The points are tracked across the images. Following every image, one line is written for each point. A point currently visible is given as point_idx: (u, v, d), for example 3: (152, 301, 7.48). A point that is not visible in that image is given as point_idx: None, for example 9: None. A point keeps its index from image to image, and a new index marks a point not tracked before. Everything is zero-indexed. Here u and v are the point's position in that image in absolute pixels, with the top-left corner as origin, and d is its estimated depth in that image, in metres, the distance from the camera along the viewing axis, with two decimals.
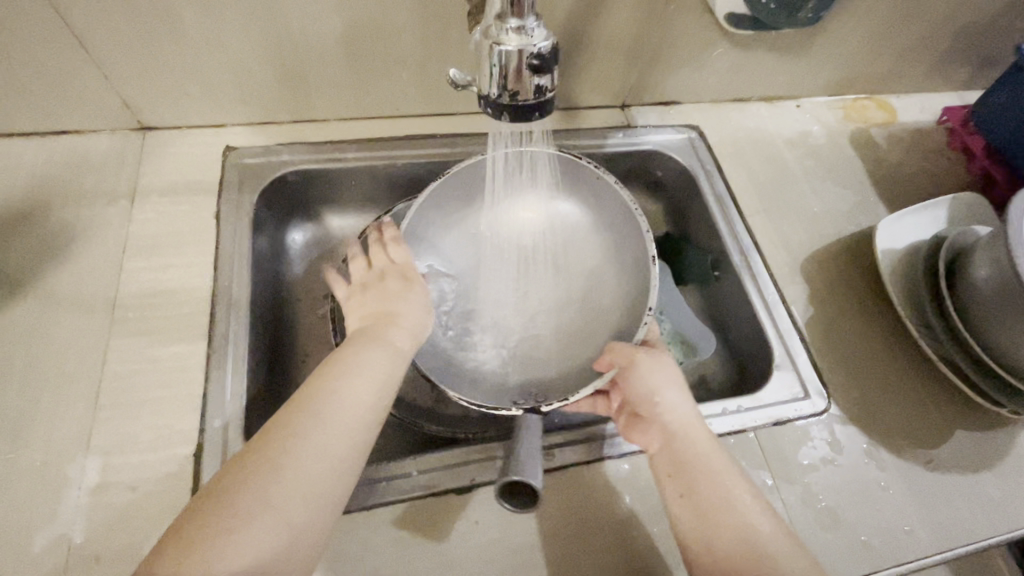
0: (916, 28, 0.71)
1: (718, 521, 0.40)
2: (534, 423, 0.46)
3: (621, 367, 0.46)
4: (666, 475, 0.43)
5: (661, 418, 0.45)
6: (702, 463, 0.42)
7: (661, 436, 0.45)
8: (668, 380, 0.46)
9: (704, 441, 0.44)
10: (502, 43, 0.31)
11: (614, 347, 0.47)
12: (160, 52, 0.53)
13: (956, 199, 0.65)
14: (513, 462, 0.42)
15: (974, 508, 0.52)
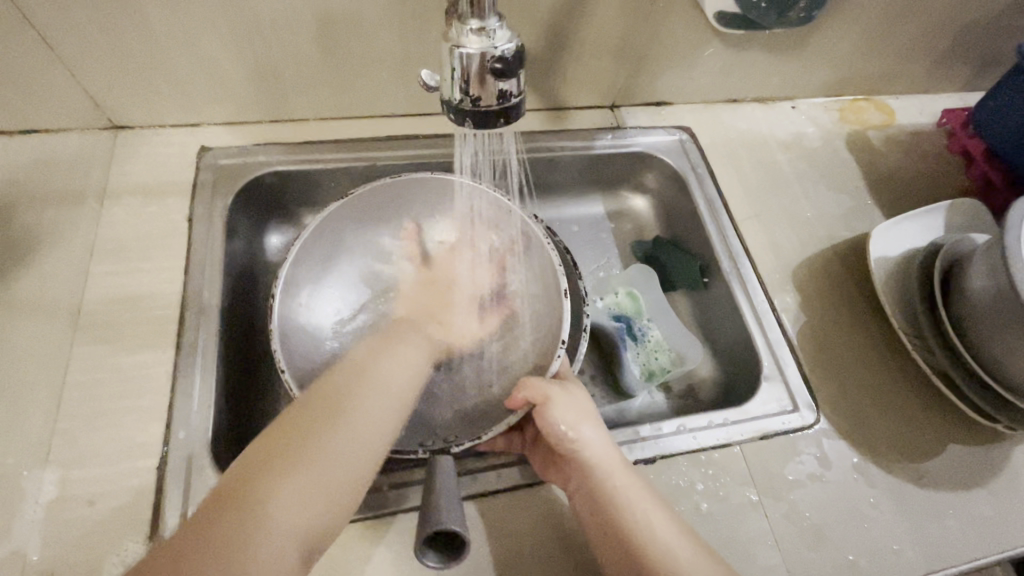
0: (914, 28, 0.69)
1: (647, 558, 0.39)
2: (443, 464, 0.42)
3: (536, 404, 0.43)
4: (588, 513, 0.42)
5: (578, 454, 0.43)
6: (623, 498, 0.41)
7: (580, 473, 0.43)
8: (583, 415, 0.44)
9: (621, 473, 0.42)
10: (462, 45, 0.30)
11: (527, 383, 0.44)
12: (129, 50, 0.51)
13: (954, 206, 0.63)
14: (434, 509, 0.37)
15: (965, 526, 0.50)
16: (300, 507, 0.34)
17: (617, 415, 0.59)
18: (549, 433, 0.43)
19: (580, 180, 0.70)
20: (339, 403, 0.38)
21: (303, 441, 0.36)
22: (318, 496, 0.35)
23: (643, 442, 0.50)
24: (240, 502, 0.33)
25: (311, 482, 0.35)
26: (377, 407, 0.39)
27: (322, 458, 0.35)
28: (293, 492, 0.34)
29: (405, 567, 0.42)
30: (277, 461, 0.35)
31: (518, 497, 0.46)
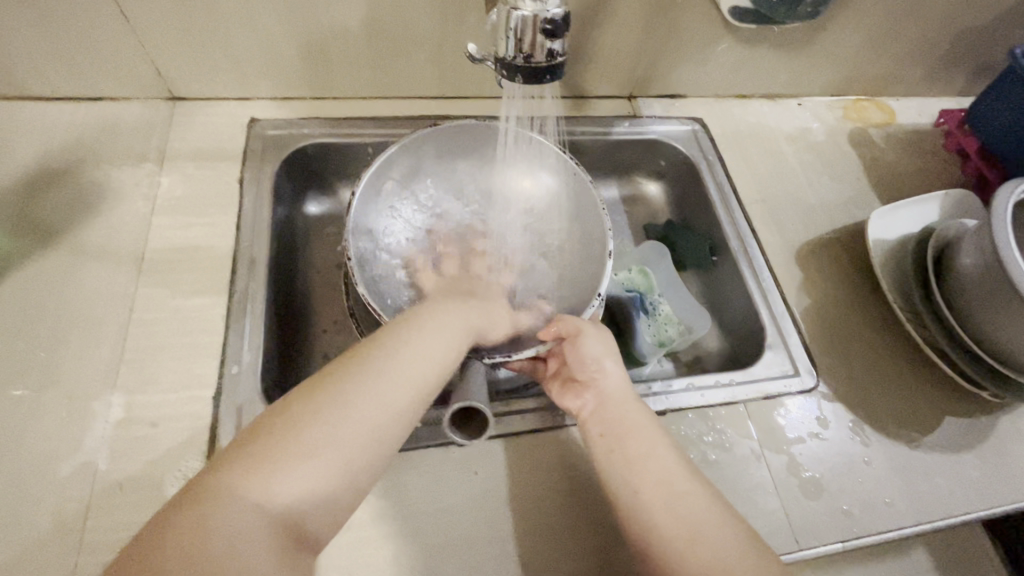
0: (914, 31, 0.74)
1: (642, 469, 0.43)
2: (477, 364, 0.50)
3: (567, 335, 0.51)
4: (598, 434, 0.46)
5: (596, 382, 0.48)
6: (631, 423, 0.46)
7: (594, 400, 0.48)
8: (607, 351, 0.50)
9: (633, 405, 0.47)
10: (519, 8, 0.35)
11: (563, 318, 0.52)
12: (194, 25, 0.56)
13: (948, 195, 0.67)
14: (465, 390, 0.46)
15: (953, 485, 0.54)
16: (295, 499, 0.33)
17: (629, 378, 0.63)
18: (576, 362, 0.50)
19: (598, 164, 0.75)
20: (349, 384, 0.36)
21: (298, 429, 0.34)
22: (313, 488, 0.33)
23: (656, 397, 0.54)
24: (228, 492, 0.31)
25: (300, 478, 0.33)
26: (382, 400, 0.37)
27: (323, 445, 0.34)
28: (287, 481, 0.33)
29: (435, 495, 0.46)
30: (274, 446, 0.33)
31: (539, 439, 0.50)
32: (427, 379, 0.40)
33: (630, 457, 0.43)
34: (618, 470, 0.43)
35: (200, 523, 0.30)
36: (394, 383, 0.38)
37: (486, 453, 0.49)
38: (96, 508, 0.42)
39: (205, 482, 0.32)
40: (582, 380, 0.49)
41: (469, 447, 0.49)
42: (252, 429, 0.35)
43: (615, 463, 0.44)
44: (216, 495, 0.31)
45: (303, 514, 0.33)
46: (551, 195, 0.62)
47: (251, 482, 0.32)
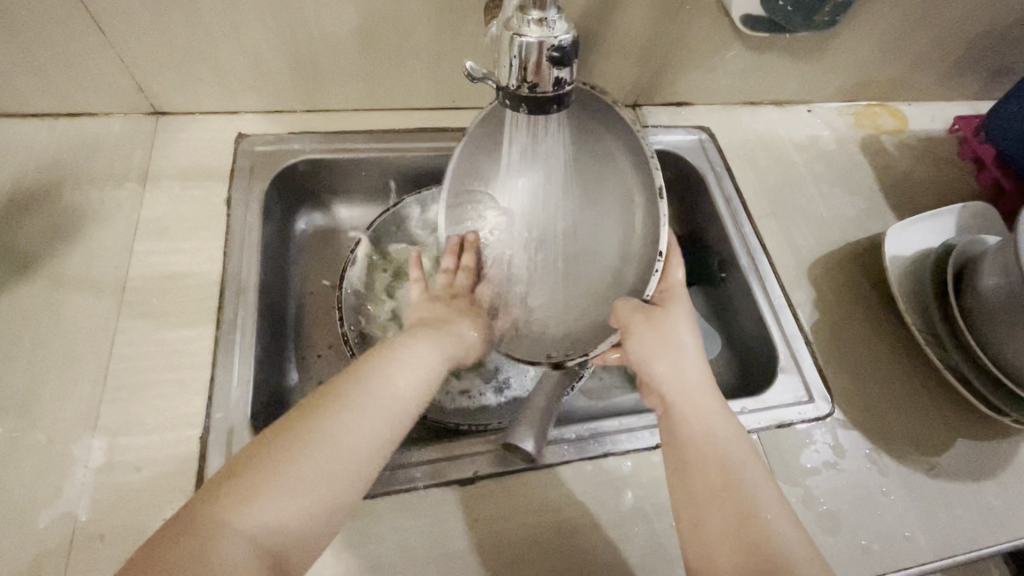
0: (931, 35, 0.71)
1: (699, 493, 0.41)
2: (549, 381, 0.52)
3: (624, 332, 0.48)
4: (662, 441, 0.45)
5: (662, 388, 0.45)
6: (693, 432, 0.43)
7: (660, 402, 0.46)
8: (665, 348, 0.46)
9: (699, 410, 0.44)
10: (524, 34, 0.32)
11: (617, 311, 0.49)
12: (176, 39, 0.53)
13: (965, 208, 0.65)
14: (519, 422, 0.47)
15: (974, 516, 0.52)
16: (277, 523, 0.32)
17: (636, 403, 0.61)
18: (636, 362, 0.47)
19: None
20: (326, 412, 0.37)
21: (278, 455, 0.34)
22: (299, 512, 0.33)
23: None
24: (208, 520, 0.32)
25: (271, 505, 0.33)
26: (352, 426, 0.37)
27: (301, 476, 0.34)
28: (270, 504, 0.32)
29: (436, 540, 0.44)
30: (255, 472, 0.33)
31: (545, 476, 0.48)
32: (401, 405, 0.40)
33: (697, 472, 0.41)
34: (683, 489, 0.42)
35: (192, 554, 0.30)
36: (368, 419, 0.38)
37: (488, 493, 0.47)
38: (74, 563, 0.39)
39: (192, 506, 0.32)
40: (648, 381, 0.47)
41: (472, 485, 0.47)
42: (236, 460, 0.35)
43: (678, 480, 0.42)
44: (198, 523, 0.31)
45: (285, 543, 0.33)
46: (556, 196, 0.56)
47: (226, 510, 0.32)
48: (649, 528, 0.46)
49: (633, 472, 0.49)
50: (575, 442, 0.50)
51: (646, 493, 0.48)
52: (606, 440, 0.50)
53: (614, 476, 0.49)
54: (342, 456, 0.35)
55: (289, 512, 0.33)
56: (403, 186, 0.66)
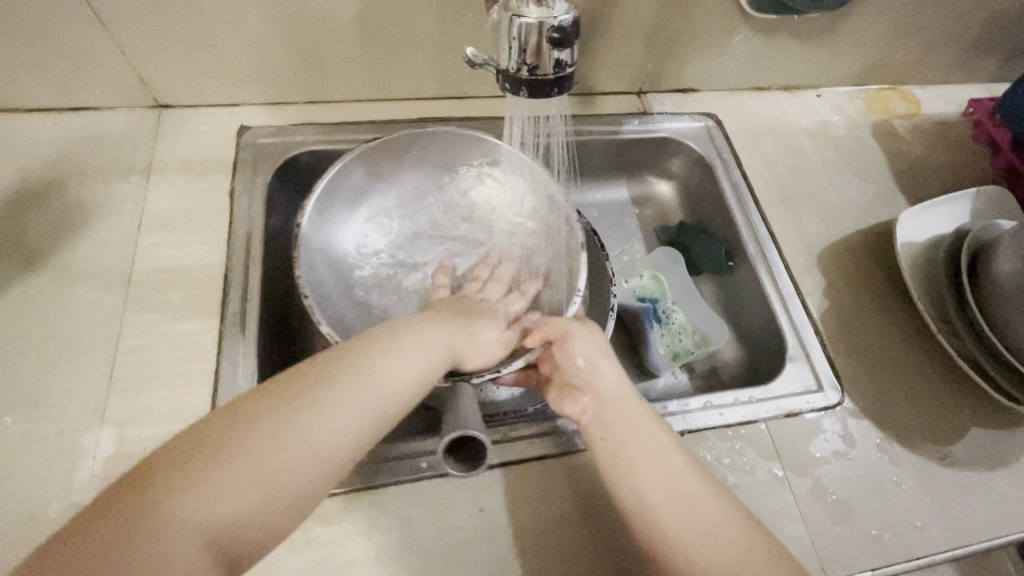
0: (945, 16, 0.69)
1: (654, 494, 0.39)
2: (466, 387, 0.44)
3: (555, 339, 0.48)
4: (599, 440, 0.43)
5: (594, 385, 0.45)
6: (631, 425, 0.42)
7: (594, 402, 0.44)
8: (600, 352, 0.47)
9: (632, 403, 0.44)
10: (523, 16, 0.31)
11: (548, 323, 0.48)
12: (176, 31, 0.53)
13: (980, 193, 0.63)
14: (455, 419, 0.39)
15: (989, 506, 0.51)
16: (225, 507, 0.30)
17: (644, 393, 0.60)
18: (569, 366, 0.46)
19: (606, 165, 0.71)
20: (303, 394, 0.35)
21: (243, 432, 0.32)
22: (250, 502, 0.31)
23: (672, 417, 0.51)
24: (153, 499, 0.29)
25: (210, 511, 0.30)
26: (324, 421, 0.34)
27: (256, 461, 0.32)
28: (217, 492, 0.30)
29: (442, 531, 0.44)
30: (214, 453, 0.31)
31: (550, 466, 0.48)
32: (382, 396, 0.37)
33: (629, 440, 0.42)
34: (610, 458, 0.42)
35: (127, 537, 0.28)
36: (344, 401, 0.35)
37: (493, 484, 0.46)
38: None
39: (133, 484, 0.30)
40: (577, 382, 0.46)
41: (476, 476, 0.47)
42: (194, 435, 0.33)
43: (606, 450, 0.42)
44: (136, 508, 0.29)
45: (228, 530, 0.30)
46: (539, 233, 0.59)
47: (174, 492, 0.30)
48: None
49: None
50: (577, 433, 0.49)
51: None
52: None
53: None
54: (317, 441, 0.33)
55: (241, 499, 0.31)
56: None
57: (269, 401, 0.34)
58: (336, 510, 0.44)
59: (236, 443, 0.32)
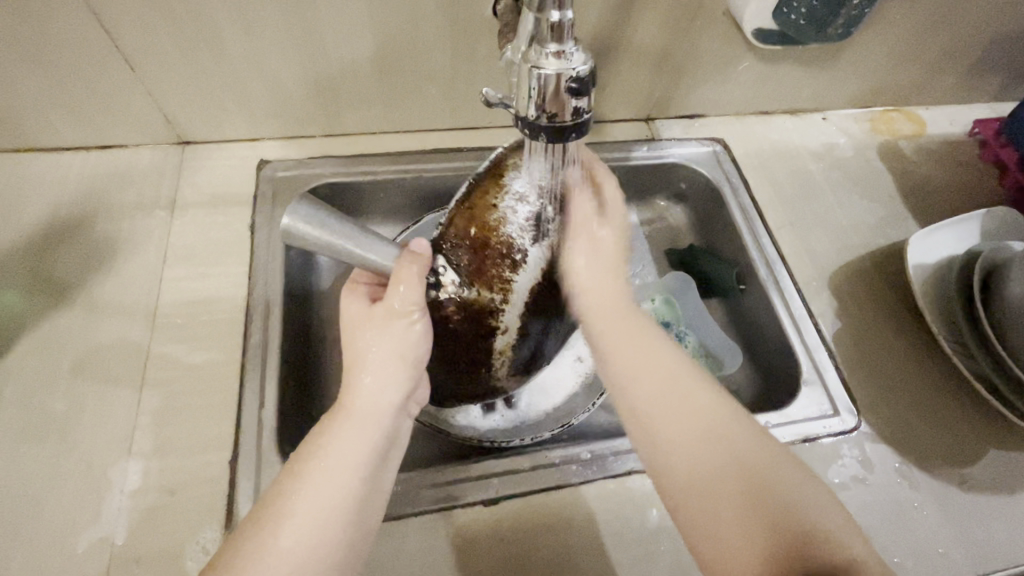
0: (947, 40, 0.70)
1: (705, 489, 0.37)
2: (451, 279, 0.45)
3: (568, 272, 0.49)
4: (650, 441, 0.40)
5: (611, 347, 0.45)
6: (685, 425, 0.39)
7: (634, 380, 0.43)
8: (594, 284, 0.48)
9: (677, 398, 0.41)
10: (541, 67, 0.33)
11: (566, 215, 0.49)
12: (201, 73, 0.55)
13: (989, 213, 0.63)
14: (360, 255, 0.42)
15: (1012, 531, 0.51)
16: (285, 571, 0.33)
17: None
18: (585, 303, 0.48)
19: None
20: (314, 453, 0.37)
21: (280, 508, 0.35)
22: (311, 552, 0.34)
23: None
24: None
25: None
26: (331, 479, 0.36)
27: (300, 524, 0.34)
28: (271, 564, 0.33)
29: (463, 561, 0.44)
30: (255, 538, 0.34)
31: (567, 495, 0.48)
32: (373, 408, 0.39)
33: (691, 425, 0.39)
34: (677, 453, 0.38)
35: None
36: (344, 443, 0.38)
37: (513, 512, 0.47)
38: None
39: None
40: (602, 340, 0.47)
41: (495, 505, 0.47)
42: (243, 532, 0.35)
43: (667, 455, 0.39)
44: None
45: None
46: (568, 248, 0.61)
47: None
48: (674, 548, 0.46)
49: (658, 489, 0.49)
50: (594, 461, 0.49)
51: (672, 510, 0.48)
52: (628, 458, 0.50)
53: (639, 493, 0.48)
54: (337, 475, 0.36)
55: (298, 558, 0.33)
56: (420, 206, 0.67)
57: (296, 471, 0.37)
58: None
59: (275, 509, 0.35)
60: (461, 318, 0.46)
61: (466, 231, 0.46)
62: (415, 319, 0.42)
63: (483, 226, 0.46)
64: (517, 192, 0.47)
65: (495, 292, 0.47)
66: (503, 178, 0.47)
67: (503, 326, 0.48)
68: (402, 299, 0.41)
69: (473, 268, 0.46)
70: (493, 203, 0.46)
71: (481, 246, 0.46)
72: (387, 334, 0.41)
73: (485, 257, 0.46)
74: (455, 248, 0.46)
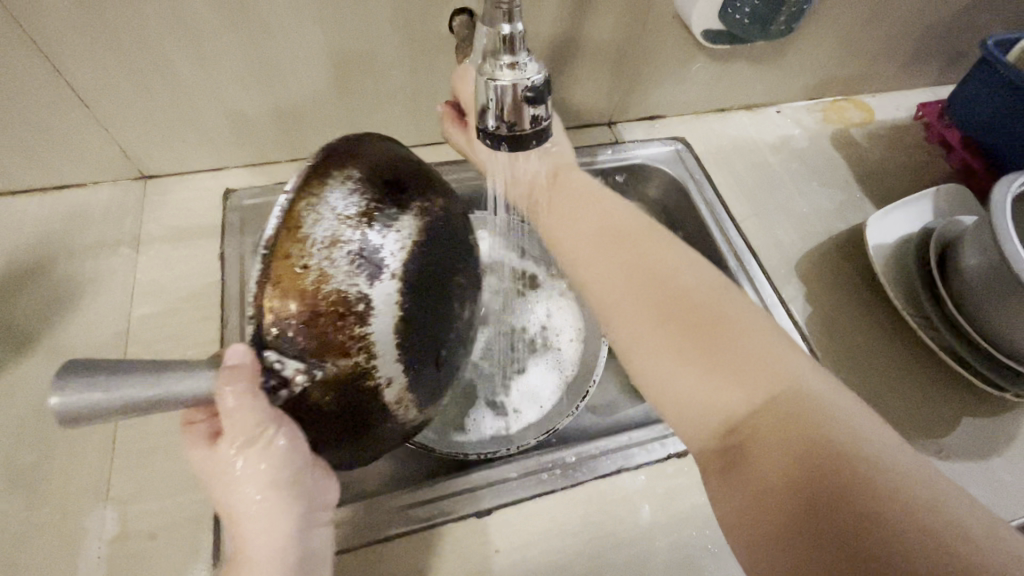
0: (885, 31, 0.74)
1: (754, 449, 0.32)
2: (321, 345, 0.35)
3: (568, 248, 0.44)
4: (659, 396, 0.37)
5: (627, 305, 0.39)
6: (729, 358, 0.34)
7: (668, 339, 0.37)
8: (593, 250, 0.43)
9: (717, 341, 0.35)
10: (497, 79, 0.33)
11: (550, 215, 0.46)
12: (158, 106, 0.54)
13: (939, 190, 0.66)
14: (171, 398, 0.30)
15: (988, 493, 0.52)
16: None
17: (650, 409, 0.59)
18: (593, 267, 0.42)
19: None
20: None
21: None
22: None
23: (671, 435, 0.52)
24: None
25: None
26: None
27: None
28: None
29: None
30: None
31: (560, 499, 0.48)
32: (268, 543, 0.35)
33: (728, 369, 0.34)
34: (703, 403, 0.34)
35: None
36: None
37: (506, 522, 0.46)
38: None
39: None
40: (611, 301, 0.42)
41: (488, 517, 0.46)
42: None
43: (697, 406, 0.35)
44: None
45: None
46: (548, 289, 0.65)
47: None
48: (668, 542, 0.47)
49: (648, 485, 0.49)
50: (585, 461, 0.50)
51: (664, 504, 0.48)
52: (618, 457, 0.50)
53: (631, 492, 0.49)
54: None
55: None
56: None
57: None
58: (354, 570, 0.43)
59: None
60: (332, 400, 0.34)
61: (283, 309, 0.32)
62: (274, 437, 0.33)
63: (306, 296, 0.32)
64: (327, 236, 0.33)
65: (355, 354, 0.34)
66: (301, 230, 0.32)
67: (383, 379, 0.35)
68: (238, 426, 0.32)
69: (312, 344, 0.33)
70: (298, 263, 0.32)
71: (309, 316, 0.32)
72: (255, 469, 0.34)
73: (319, 329, 0.33)
74: (283, 330, 0.32)
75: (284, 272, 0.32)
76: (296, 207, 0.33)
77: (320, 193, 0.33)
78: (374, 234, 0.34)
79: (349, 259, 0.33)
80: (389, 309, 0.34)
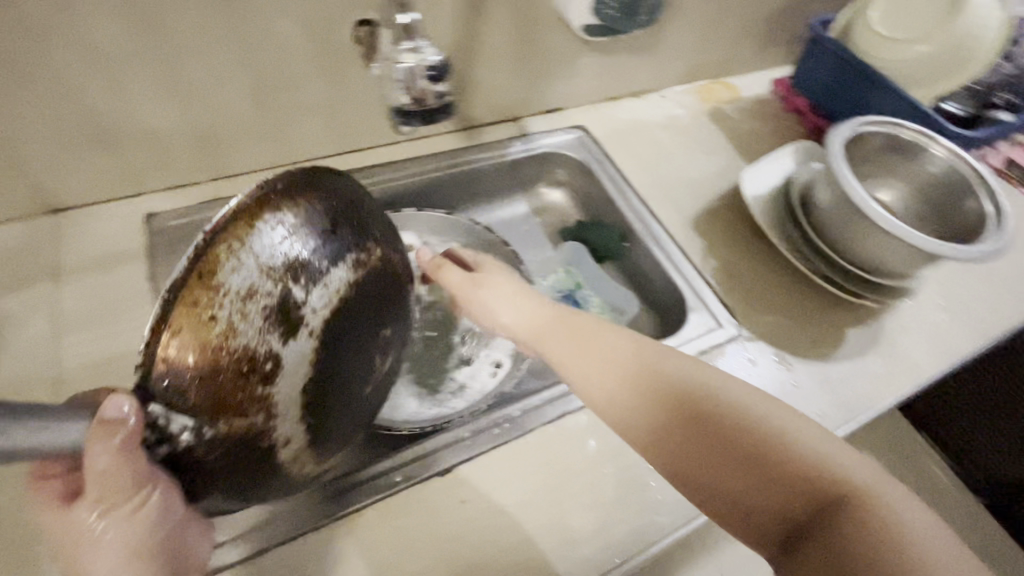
0: (736, 19, 0.86)
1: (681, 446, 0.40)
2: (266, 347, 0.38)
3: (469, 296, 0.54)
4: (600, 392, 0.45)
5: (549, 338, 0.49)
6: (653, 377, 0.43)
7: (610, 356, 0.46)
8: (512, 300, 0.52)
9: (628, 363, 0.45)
10: (401, 63, 0.40)
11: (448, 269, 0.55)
12: (65, 135, 0.54)
13: (797, 146, 0.79)
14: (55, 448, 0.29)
15: (866, 383, 0.63)
16: None
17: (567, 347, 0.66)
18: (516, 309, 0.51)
19: (503, 185, 0.80)
20: None
21: None
22: None
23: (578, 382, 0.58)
24: None
25: None
26: None
27: None
28: None
29: (430, 531, 0.47)
30: None
31: (514, 447, 0.52)
32: None
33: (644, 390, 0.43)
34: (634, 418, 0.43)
35: None
36: None
37: (468, 476, 0.50)
38: None
39: None
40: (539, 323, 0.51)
41: (451, 475, 0.50)
42: None
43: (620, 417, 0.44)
44: None
45: None
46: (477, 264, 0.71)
47: None
48: (614, 466, 0.52)
49: (591, 422, 0.55)
50: (532, 412, 0.54)
51: (607, 436, 0.54)
52: (561, 404, 0.55)
53: (576, 431, 0.54)
54: None
55: None
56: None
57: None
58: (330, 542, 0.45)
59: None
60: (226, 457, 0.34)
61: (183, 360, 0.32)
62: (150, 496, 0.33)
63: (205, 350, 0.33)
64: (242, 287, 0.34)
65: (254, 414, 0.35)
66: (210, 275, 0.33)
67: (281, 438, 0.37)
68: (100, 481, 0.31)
69: (208, 402, 0.33)
70: (207, 312, 0.33)
71: (209, 368, 0.33)
72: (121, 526, 0.33)
73: (222, 385, 0.33)
74: (176, 386, 0.32)
75: (191, 321, 0.32)
76: (216, 251, 0.33)
77: (246, 239, 0.34)
78: (298, 290, 0.37)
79: (263, 314, 0.35)
80: (301, 367, 0.37)
